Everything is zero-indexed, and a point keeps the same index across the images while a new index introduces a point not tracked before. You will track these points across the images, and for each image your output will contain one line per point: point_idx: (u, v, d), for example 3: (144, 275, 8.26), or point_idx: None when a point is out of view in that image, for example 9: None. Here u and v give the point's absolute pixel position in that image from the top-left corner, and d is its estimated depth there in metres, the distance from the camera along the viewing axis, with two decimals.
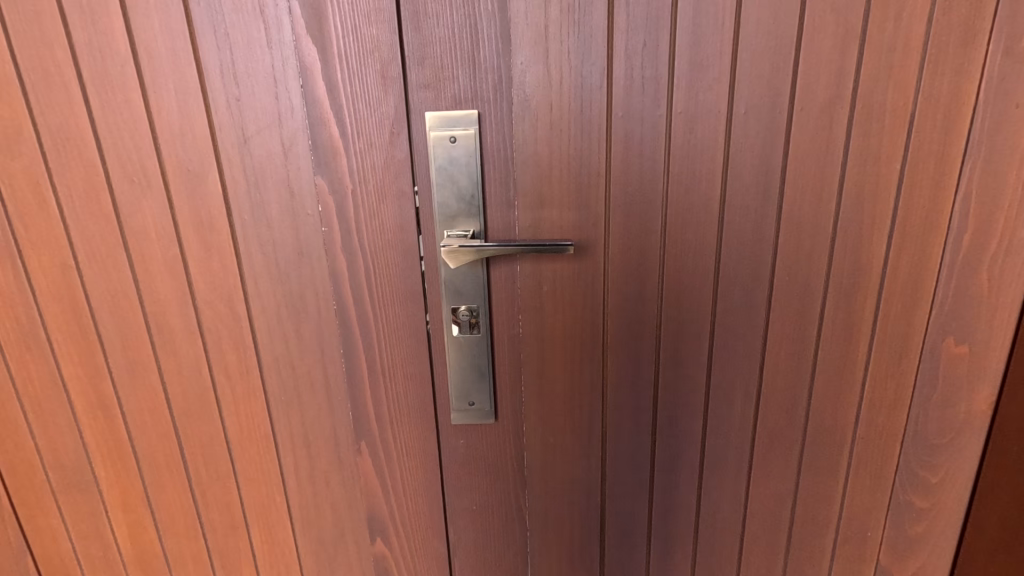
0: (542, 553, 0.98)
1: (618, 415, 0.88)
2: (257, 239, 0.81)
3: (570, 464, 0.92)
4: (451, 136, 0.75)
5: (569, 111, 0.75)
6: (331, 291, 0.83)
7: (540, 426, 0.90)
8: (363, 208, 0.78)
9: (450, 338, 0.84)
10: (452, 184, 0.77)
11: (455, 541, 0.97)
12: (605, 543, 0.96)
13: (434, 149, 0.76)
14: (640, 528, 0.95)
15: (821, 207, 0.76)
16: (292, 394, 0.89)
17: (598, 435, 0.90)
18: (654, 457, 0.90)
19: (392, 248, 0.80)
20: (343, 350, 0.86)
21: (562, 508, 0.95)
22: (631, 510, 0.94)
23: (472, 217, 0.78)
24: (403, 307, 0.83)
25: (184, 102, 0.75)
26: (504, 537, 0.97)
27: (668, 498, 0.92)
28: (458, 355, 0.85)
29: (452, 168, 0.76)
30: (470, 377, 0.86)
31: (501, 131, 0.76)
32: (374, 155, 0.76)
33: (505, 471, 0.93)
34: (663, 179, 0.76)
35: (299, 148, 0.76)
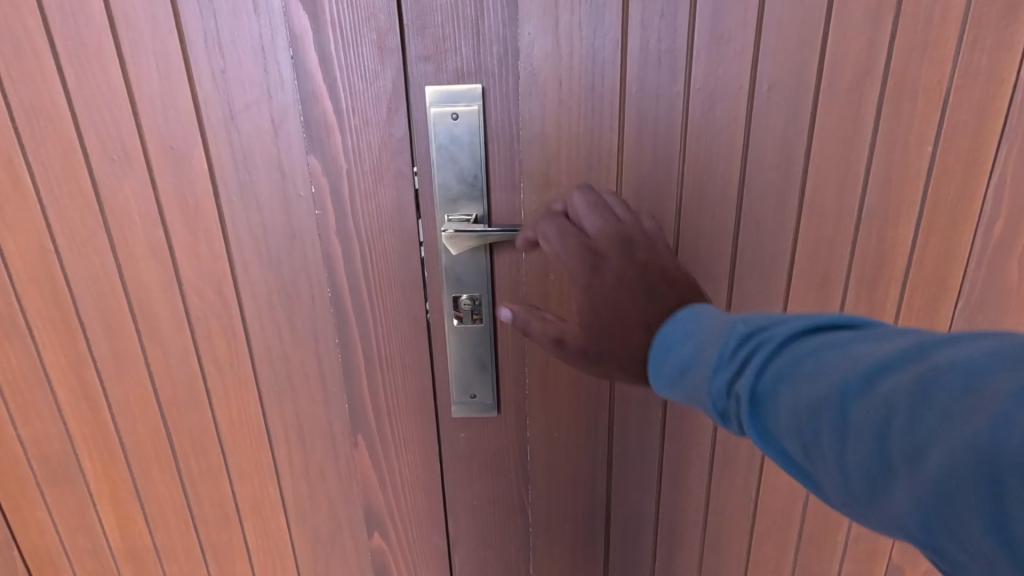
0: (545, 548, 0.95)
1: (626, 407, 0.85)
2: (247, 222, 0.76)
3: (575, 459, 0.89)
4: (453, 113, 0.70)
5: (579, 86, 0.70)
6: (325, 278, 0.78)
7: (544, 420, 0.86)
8: (358, 189, 0.74)
9: (452, 328, 0.80)
10: (454, 165, 0.72)
11: (455, 537, 0.94)
12: (610, 538, 0.94)
13: (436, 127, 0.71)
14: (646, 523, 0.92)
15: (846, 191, 0.72)
16: (285, 386, 0.85)
17: (604, 429, 0.87)
18: (662, 451, 0.87)
19: (390, 233, 0.76)
20: (339, 340, 0.82)
21: (566, 503, 0.92)
22: (637, 505, 0.91)
23: (477, 200, 0.74)
24: (402, 295, 0.79)
25: (166, 74, 0.70)
26: (506, 532, 0.94)
27: (676, 493, 0.90)
28: (461, 346, 0.81)
29: (455, 148, 0.72)
30: (472, 369, 0.82)
31: (507, 108, 0.71)
32: (371, 133, 0.71)
33: (507, 466, 0.90)
34: (679, 161, 0.72)
35: (289, 124, 0.71)
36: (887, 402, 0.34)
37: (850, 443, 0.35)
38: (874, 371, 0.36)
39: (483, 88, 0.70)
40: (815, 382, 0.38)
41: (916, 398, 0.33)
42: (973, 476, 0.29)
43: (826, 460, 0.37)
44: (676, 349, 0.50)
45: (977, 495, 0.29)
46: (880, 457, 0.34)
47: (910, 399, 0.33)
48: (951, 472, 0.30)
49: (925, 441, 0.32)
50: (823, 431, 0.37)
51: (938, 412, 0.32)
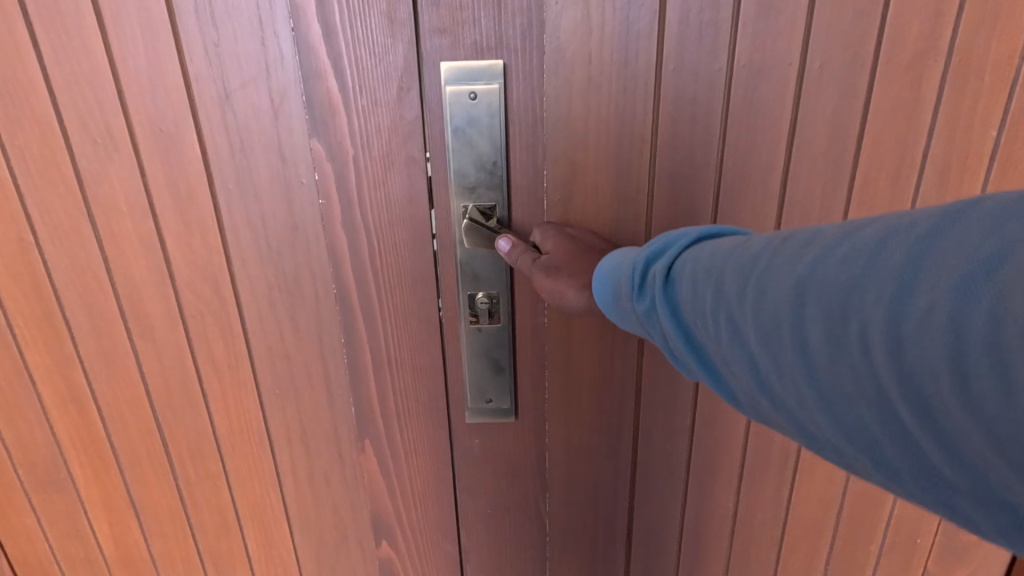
0: (562, 557, 0.90)
1: (652, 411, 0.80)
2: (244, 212, 0.70)
3: (596, 465, 0.83)
4: (471, 92, 0.64)
5: (610, 63, 0.64)
6: (330, 273, 0.72)
7: (564, 425, 0.81)
8: (366, 177, 0.67)
9: (466, 328, 0.74)
10: (472, 152, 0.66)
11: (467, 545, 0.89)
12: (631, 546, 0.89)
13: (451, 108, 0.65)
14: (670, 531, 0.87)
15: (899, 179, 0.66)
16: (287, 387, 0.80)
17: (628, 433, 0.81)
18: (690, 457, 0.82)
19: (401, 224, 0.70)
20: (345, 340, 0.76)
21: (586, 510, 0.87)
22: (661, 512, 0.86)
23: (497, 192, 0.68)
24: (413, 292, 0.73)
25: (152, 48, 0.63)
26: (521, 540, 0.89)
27: (702, 500, 0.85)
28: (476, 348, 0.75)
29: (473, 132, 0.65)
30: (488, 372, 0.77)
31: (531, 87, 0.64)
32: (381, 114, 0.65)
33: (524, 472, 0.84)
34: (718, 145, 0.66)
35: (290, 104, 0.65)
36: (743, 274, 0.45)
37: (713, 293, 0.47)
38: (742, 246, 0.47)
39: (505, 64, 0.63)
40: (700, 260, 0.50)
41: (766, 254, 0.44)
42: (793, 297, 0.41)
43: (700, 313, 0.48)
44: (609, 269, 0.58)
45: (795, 313, 0.41)
46: (736, 302, 0.45)
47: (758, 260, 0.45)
48: (781, 296, 0.42)
49: (766, 280, 0.43)
50: (697, 287, 0.48)
51: (780, 261, 0.43)
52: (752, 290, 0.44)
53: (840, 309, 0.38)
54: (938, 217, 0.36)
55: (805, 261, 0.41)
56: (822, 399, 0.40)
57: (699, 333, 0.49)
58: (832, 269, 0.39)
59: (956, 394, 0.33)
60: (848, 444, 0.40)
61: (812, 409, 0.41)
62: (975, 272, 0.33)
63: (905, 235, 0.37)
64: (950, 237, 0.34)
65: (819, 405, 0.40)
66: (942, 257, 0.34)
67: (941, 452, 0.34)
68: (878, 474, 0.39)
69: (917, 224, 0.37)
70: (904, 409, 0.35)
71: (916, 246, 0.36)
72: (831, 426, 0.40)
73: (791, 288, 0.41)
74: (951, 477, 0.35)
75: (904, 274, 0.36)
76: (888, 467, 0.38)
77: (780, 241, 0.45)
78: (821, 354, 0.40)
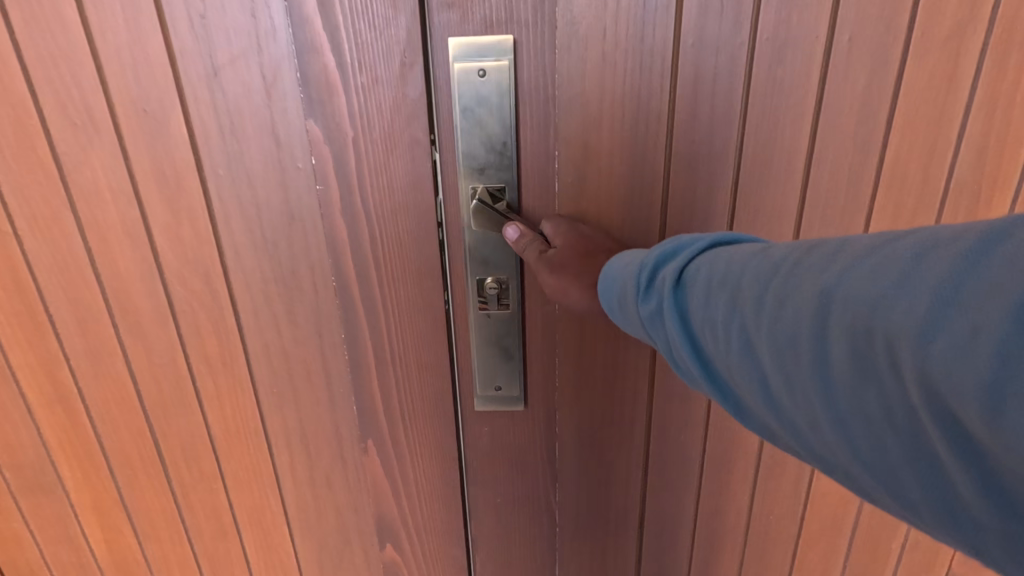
0: (573, 550, 0.87)
1: (666, 402, 0.76)
2: (237, 200, 0.66)
3: (608, 455, 0.80)
4: (479, 69, 0.60)
5: (625, 37, 0.59)
6: (328, 264, 0.68)
7: (575, 415, 0.78)
8: (367, 160, 0.63)
9: (474, 315, 0.70)
10: (478, 133, 0.62)
11: (477, 544, 0.87)
12: (643, 539, 0.86)
13: (458, 85, 0.61)
14: (684, 524, 0.84)
15: (932, 160, 0.62)
16: (285, 386, 0.76)
17: (641, 424, 0.78)
18: (705, 449, 0.79)
19: (404, 211, 0.65)
20: (346, 335, 0.72)
21: (597, 503, 0.84)
22: (675, 505, 0.83)
23: (505, 173, 0.64)
24: (418, 283, 0.69)
25: (134, 23, 0.59)
26: (530, 534, 0.86)
27: (717, 494, 0.82)
28: (484, 336, 0.72)
29: (480, 112, 0.61)
30: (497, 361, 0.73)
31: (542, 63, 0.60)
32: (381, 92, 0.61)
33: (533, 464, 0.81)
34: (739, 125, 0.62)
35: (283, 82, 0.60)
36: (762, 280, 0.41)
37: (724, 301, 0.43)
38: (765, 251, 0.43)
39: (514, 39, 0.59)
40: (716, 263, 0.46)
41: (789, 262, 0.41)
42: (814, 309, 0.37)
43: (710, 321, 0.44)
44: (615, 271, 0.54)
45: (816, 327, 0.37)
46: (752, 311, 0.41)
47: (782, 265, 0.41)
48: (800, 308, 0.38)
49: (786, 290, 0.40)
50: (707, 293, 0.45)
51: (806, 268, 0.39)
52: (769, 299, 0.40)
53: (867, 325, 0.34)
54: (990, 228, 0.31)
55: (833, 270, 0.37)
56: (839, 421, 0.37)
57: (706, 343, 0.45)
58: (861, 280, 0.35)
59: (992, 427, 0.29)
60: (865, 470, 0.36)
61: (828, 431, 0.37)
62: None
63: (951, 246, 0.32)
64: (1003, 251, 0.30)
65: (836, 427, 0.37)
66: (990, 276, 0.30)
67: (971, 485, 0.31)
68: (895, 503, 0.36)
69: (965, 237, 0.32)
70: (935, 438, 0.32)
71: (961, 261, 0.31)
72: (847, 449, 0.37)
73: (812, 299, 0.38)
74: (979, 516, 0.31)
75: (943, 291, 0.31)
76: (908, 499, 0.35)
77: (804, 249, 0.41)
78: (844, 372, 0.36)
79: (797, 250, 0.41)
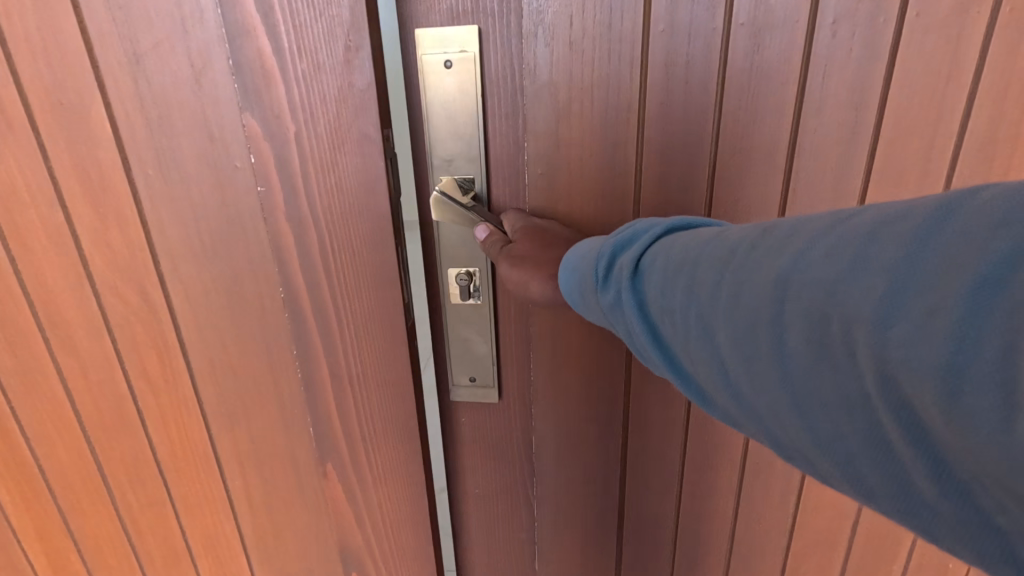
0: (553, 551, 0.84)
1: (643, 406, 0.72)
2: (171, 203, 0.59)
3: (586, 454, 0.76)
4: (445, 61, 0.56)
5: (594, 21, 0.54)
6: (276, 274, 0.62)
7: (551, 414, 0.74)
8: (313, 159, 0.57)
9: (448, 307, 0.68)
10: (442, 126, 0.59)
11: (467, 544, 0.86)
12: (622, 543, 0.82)
13: (422, 78, 0.57)
14: (665, 532, 0.80)
15: (933, 153, 0.60)
16: (234, 407, 0.69)
17: (618, 424, 0.74)
18: (686, 456, 0.74)
19: (357, 215, 0.59)
20: (297, 352, 0.66)
21: (575, 504, 0.80)
22: (656, 511, 0.78)
23: (470, 164, 0.60)
24: (377, 293, 0.64)
25: (42, 2, 0.52)
26: (510, 531, 0.84)
27: (700, 505, 0.77)
28: (460, 329, 0.69)
29: (443, 107, 0.58)
30: (474, 354, 0.71)
31: (507, 53, 0.56)
32: (325, 81, 0.54)
33: (511, 460, 0.78)
34: (715, 116, 0.59)
35: (215, 70, 0.53)
36: (715, 262, 0.39)
37: (681, 287, 0.40)
38: (719, 233, 0.41)
39: (478, 29, 0.55)
40: (669, 247, 0.43)
41: (742, 243, 0.38)
42: (771, 294, 0.35)
43: (665, 308, 0.42)
44: (575, 259, 0.51)
45: (771, 310, 0.35)
46: (705, 295, 0.39)
47: (737, 247, 0.38)
48: (757, 293, 0.35)
49: (739, 273, 0.37)
50: (665, 280, 0.42)
51: (759, 249, 0.37)
52: (726, 284, 0.37)
53: (824, 308, 0.32)
54: (943, 202, 0.29)
55: (789, 250, 0.35)
56: (797, 408, 0.34)
57: (660, 329, 0.43)
58: (817, 260, 0.33)
59: (947, 416, 0.26)
60: (823, 461, 0.34)
61: (785, 418, 0.35)
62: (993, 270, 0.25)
63: (905, 222, 0.30)
64: (955, 225, 0.28)
65: (793, 415, 0.34)
66: (948, 252, 0.27)
67: (927, 477, 0.29)
68: (852, 491, 0.33)
69: (921, 210, 0.30)
70: (895, 427, 0.29)
71: (919, 235, 0.29)
72: (806, 437, 0.34)
73: (769, 284, 0.35)
74: (940, 508, 0.29)
75: (902, 269, 0.29)
76: (866, 488, 0.32)
77: (764, 229, 0.37)
78: (800, 357, 0.33)
79: (754, 230, 0.38)
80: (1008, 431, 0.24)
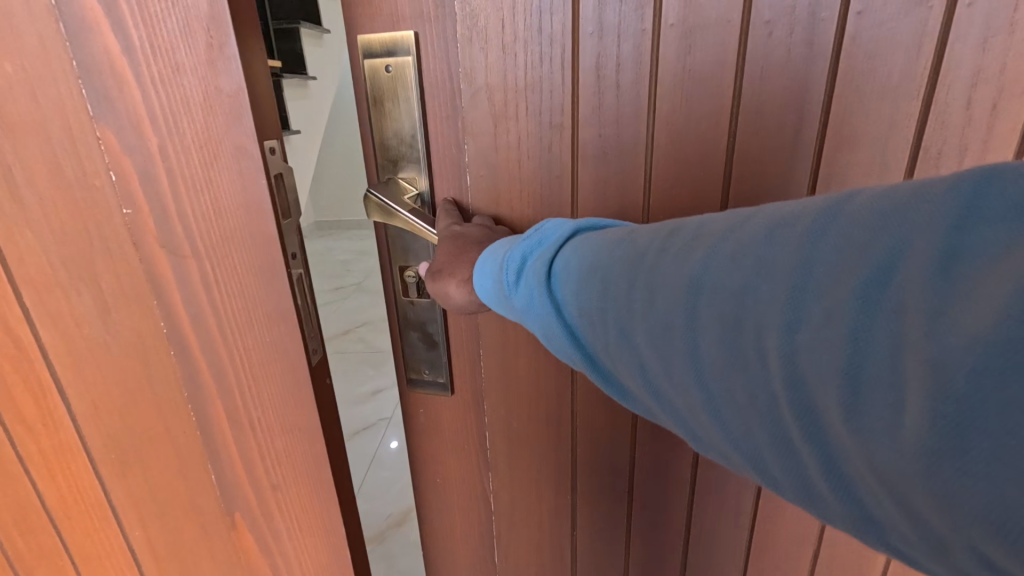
0: (509, 544, 0.86)
1: (591, 404, 0.73)
2: (23, 224, 0.48)
3: (537, 452, 0.77)
4: (387, 65, 0.59)
5: (523, 32, 0.56)
6: (155, 308, 0.49)
7: (502, 412, 0.75)
8: (182, 179, 0.44)
9: (399, 309, 0.70)
10: (389, 126, 0.61)
11: (431, 537, 0.88)
12: (578, 535, 0.84)
13: (367, 78, 0.60)
14: (618, 524, 0.81)
15: (891, 153, 0.57)
16: (125, 451, 0.58)
17: (568, 422, 0.74)
18: (635, 450, 0.75)
19: (242, 248, 0.47)
20: (192, 406, 0.54)
21: (529, 498, 0.81)
22: (608, 505, 0.80)
23: (415, 164, 0.63)
24: (270, 332, 0.50)
25: None
26: (467, 524, 0.85)
27: (652, 498, 0.78)
28: (411, 330, 0.71)
29: (388, 109, 0.60)
30: (424, 354, 0.73)
31: (448, 66, 0.59)
32: (187, 83, 0.41)
33: (465, 455, 0.80)
34: (648, 119, 0.59)
35: (54, 62, 0.42)
36: (633, 266, 0.40)
37: (605, 290, 0.42)
38: (628, 236, 0.43)
39: (416, 33, 0.57)
40: (589, 250, 0.45)
41: (653, 247, 0.40)
42: (684, 297, 0.36)
43: (594, 311, 0.43)
44: (487, 263, 0.54)
45: (685, 313, 0.36)
46: (626, 297, 0.40)
47: (652, 251, 0.40)
48: (671, 296, 0.37)
49: (653, 277, 0.38)
50: (587, 282, 0.43)
51: (669, 253, 0.38)
52: (641, 287, 0.39)
53: (734, 310, 0.33)
54: (824, 207, 0.32)
55: (697, 253, 0.37)
56: (709, 407, 0.35)
57: (588, 331, 0.44)
58: (723, 263, 0.35)
59: (846, 413, 0.28)
60: (732, 454, 0.36)
61: (700, 416, 0.36)
62: (879, 271, 0.28)
63: (792, 230, 0.32)
64: (837, 230, 0.30)
65: (706, 413, 0.35)
66: (834, 253, 0.30)
67: (824, 473, 0.30)
68: (760, 482, 0.35)
69: (806, 215, 0.32)
70: (794, 422, 0.31)
71: (809, 238, 0.31)
72: (718, 434, 0.35)
73: (677, 287, 0.36)
74: (833, 496, 0.30)
75: (799, 271, 0.31)
76: (772, 478, 0.34)
77: (671, 232, 0.40)
78: (711, 358, 0.35)
79: (661, 234, 0.41)
80: (899, 425, 0.26)
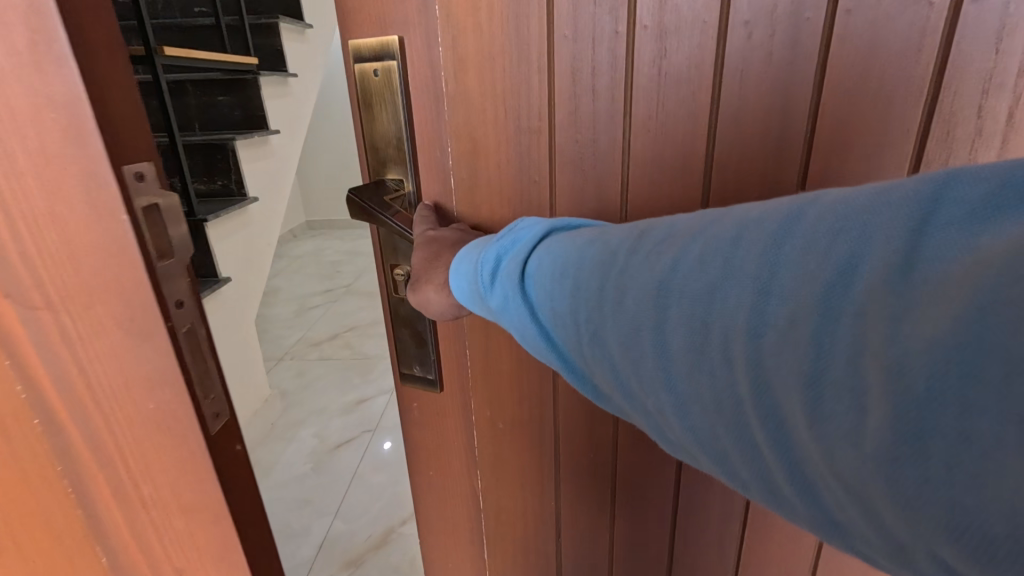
0: (497, 540, 0.87)
1: (570, 406, 0.73)
2: None
3: (521, 452, 0.78)
4: (374, 68, 0.60)
5: (506, 40, 0.57)
6: (20, 360, 0.41)
7: (486, 412, 0.76)
8: (21, 213, 0.35)
9: (390, 308, 0.71)
10: (377, 128, 0.62)
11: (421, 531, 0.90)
12: (563, 532, 0.85)
13: (358, 81, 0.61)
14: (603, 520, 0.82)
15: (879, 156, 0.55)
16: (8, 521, 0.51)
17: (550, 423, 0.75)
18: (617, 450, 0.76)
19: (108, 296, 0.37)
20: (63, 471, 0.46)
21: (515, 496, 0.82)
22: (593, 501, 0.81)
23: (401, 166, 0.64)
24: (152, 397, 0.40)
25: None
26: (456, 521, 0.87)
27: (635, 496, 0.79)
28: (402, 328, 0.72)
29: (375, 111, 0.61)
30: (413, 354, 0.73)
31: (433, 74, 0.60)
32: (10, 94, 0.32)
33: (451, 457, 0.81)
34: (624, 121, 0.59)
35: None
36: (606, 266, 0.40)
37: (579, 290, 0.41)
38: (599, 235, 0.43)
39: (402, 40, 0.58)
40: (564, 250, 0.45)
41: (623, 247, 0.39)
42: (654, 298, 0.35)
43: (569, 310, 0.42)
44: (461, 265, 0.54)
45: (655, 314, 0.35)
46: (598, 297, 0.40)
47: (622, 251, 0.39)
48: (642, 296, 0.36)
49: (623, 278, 0.38)
50: (563, 282, 0.43)
51: (639, 253, 0.38)
52: (615, 287, 0.38)
53: (702, 312, 0.32)
54: (791, 209, 0.31)
55: (667, 255, 0.36)
56: (677, 408, 0.35)
57: (562, 331, 0.43)
58: (691, 264, 0.34)
59: (809, 415, 0.27)
60: (702, 454, 0.35)
61: (669, 416, 0.35)
62: (842, 272, 0.27)
63: (760, 230, 0.32)
64: (802, 231, 0.30)
65: (675, 414, 0.35)
66: (799, 254, 0.29)
67: (790, 477, 0.29)
68: (730, 482, 0.34)
69: (772, 217, 0.32)
70: (758, 424, 0.30)
71: (776, 239, 0.31)
72: (689, 433, 0.35)
73: (650, 288, 0.36)
74: (797, 499, 0.29)
75: (765, 272, 0.30)
76: (739, 480, 0.33)
77: (646, 232, 0.39)
78: (680, 360, 0.34)
79: (635, 234, 0.40)
80: (861, 427, 0.25)
